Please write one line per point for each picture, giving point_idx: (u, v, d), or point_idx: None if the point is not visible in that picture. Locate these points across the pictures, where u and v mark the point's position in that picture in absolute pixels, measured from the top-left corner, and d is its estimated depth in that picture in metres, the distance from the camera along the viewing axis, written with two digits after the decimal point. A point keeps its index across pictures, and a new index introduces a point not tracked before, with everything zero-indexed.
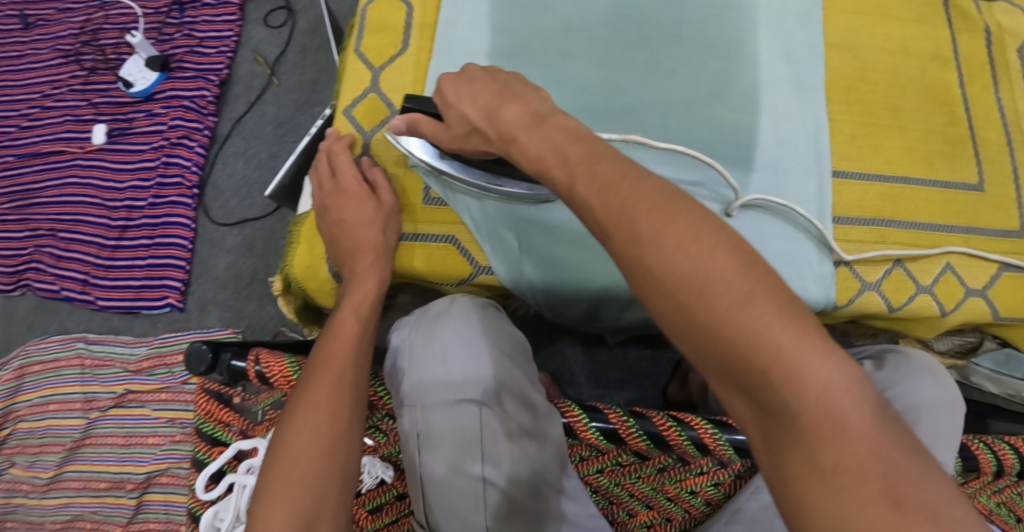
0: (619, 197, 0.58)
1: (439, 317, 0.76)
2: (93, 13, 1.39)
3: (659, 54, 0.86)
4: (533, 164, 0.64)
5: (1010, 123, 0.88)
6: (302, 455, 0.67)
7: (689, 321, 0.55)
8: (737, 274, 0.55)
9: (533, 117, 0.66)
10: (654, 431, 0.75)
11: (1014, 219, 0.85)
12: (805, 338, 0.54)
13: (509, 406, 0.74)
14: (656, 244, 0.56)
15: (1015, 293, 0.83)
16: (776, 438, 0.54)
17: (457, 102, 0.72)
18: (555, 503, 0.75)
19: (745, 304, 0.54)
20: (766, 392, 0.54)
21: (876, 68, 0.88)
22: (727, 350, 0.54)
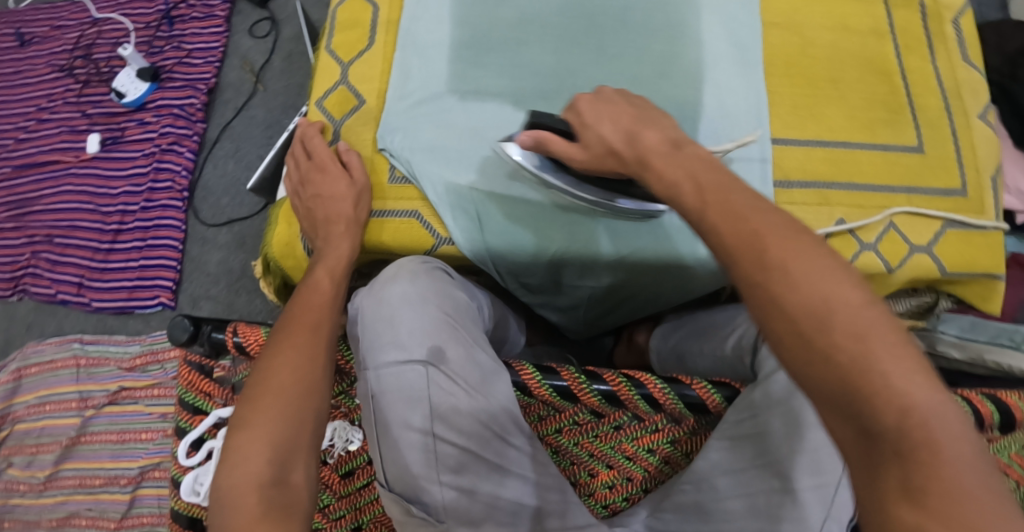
0: (751, 227, 0.57)
1: (388, 283, 0.80)
2: (86, 29, 1.46)
3: (608, 37, 0.91)
4: (668, 192, 0.63)
5: (948, 89, 0.92)
6: (281, 390, 0.70)
7: (802, 342, 0.54)
8: (857, 309, 0.54)
9: (670, 145, 0.66)
10: (607, 389, 0.80)
11: (956, 180, 0.88)
12: (917, 373, 0.52)
13: (460, 367, 0.76)
14: (785, 273, 0.55)
15: (960, 249, 0.86)
16: (873, 458, 0.51)
17: (596, 122, 0.71)
18: (513, 458, 0.76)
19: (862, 336, 0.53)
20: (865, 413, 0.52)
21: (816, 43, 0.92)
22: (836, 372, 0.53)
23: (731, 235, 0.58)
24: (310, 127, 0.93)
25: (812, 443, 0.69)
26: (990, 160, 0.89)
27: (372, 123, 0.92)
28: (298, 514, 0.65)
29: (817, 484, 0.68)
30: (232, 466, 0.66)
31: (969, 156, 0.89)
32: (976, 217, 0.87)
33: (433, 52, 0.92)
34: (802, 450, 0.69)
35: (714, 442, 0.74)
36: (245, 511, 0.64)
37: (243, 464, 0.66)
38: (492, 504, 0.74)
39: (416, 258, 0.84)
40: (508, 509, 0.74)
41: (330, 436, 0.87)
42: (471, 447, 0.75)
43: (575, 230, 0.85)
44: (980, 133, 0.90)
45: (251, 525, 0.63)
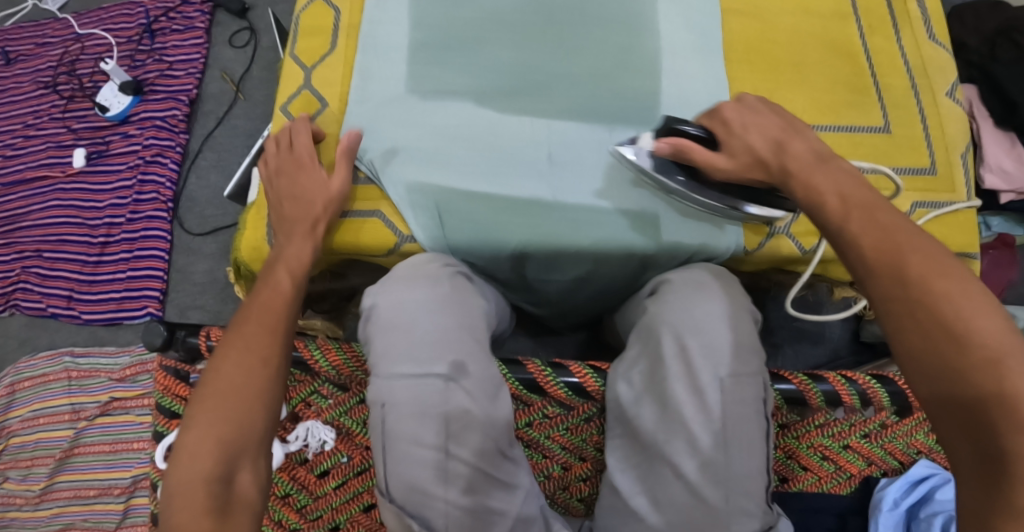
0: (895, 241, 0.60)
1: (406, 288, 0.77)
2: (70, 45, 1.48)
3: (567, 31, 0.91)
4: (811, 200, 0.67)
5: (915, 68, 0.91)
6: (228, 392, 0.69)
7: (939, 362, 0.56)
8: (1000, 335, 0.55)
9: (817, 157, 0.69)
10: (573, 381, 0.81)
11: (925, 158, 0.87)
12: None
13: (478, 384, 0.74)
14: (926, 290, 0.57)
15: (932, 229, 0.84)
16: (987, 476, 0.53)
17: (743, 132, 0.74)
18: (509, 470, 0.75)
19: (1000, 362, 0.54)
20: (993, 436, 0.53)
21: (777, 26, 0.92)
22: (968, 392, 0.54)
23: (885, 244, 0.61)
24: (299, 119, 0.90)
25: (689, 424, 0.71)
26: (959, 137, 0.88)
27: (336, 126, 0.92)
28: (243, 512, 0.65)
29: (700, 462, 0.70)
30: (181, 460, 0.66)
31: (937, 135, 0.88)
32: (948, 196, 0.86)
33: (394, 53, 0.92)
34: (687, 437, 0.71)
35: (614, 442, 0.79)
36: (191, 507, 0.64)
37: (189, 465, 0.66)
38: (488, 515, 0.72)
39: (434, 258, 0.82)
40: (503, 524, 0.73)
41: (304, 437, 0.87)
42: (477, 460, 0.72)
43: (536, 222, 0.84)
44: (949, 111, 0.89)
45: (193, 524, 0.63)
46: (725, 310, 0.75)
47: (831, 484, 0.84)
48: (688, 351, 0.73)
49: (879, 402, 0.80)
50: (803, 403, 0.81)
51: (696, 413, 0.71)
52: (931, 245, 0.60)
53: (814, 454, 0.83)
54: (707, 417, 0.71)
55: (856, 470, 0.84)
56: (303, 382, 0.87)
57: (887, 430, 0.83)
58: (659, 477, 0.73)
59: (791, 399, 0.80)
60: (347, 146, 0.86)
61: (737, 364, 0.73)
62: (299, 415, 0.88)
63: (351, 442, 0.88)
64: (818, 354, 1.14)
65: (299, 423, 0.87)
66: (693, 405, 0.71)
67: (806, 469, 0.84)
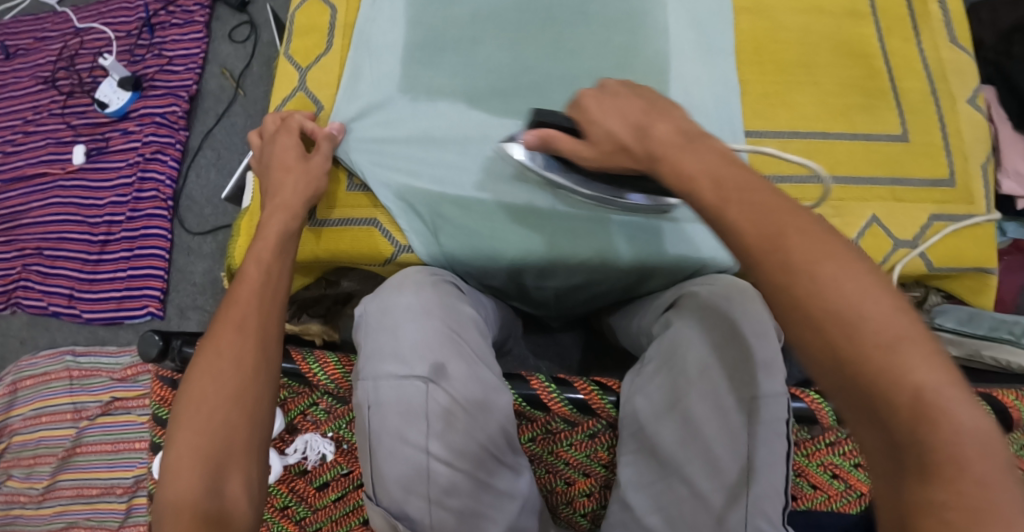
0: (778, 223, 0.53)
1: (394, 291, 0.76)
2: (69, 40, 1.46)
3: (569, 32, 0.88)
4: (682, 187, 0.58)
5: (934, 72, 0.87)
6: (208, 401, 0.62)
7: (831, 351, 0.51)
8: (892, 316, 0.50)
9: (683, 137, 0.60)
10: (578, 397, 0.79)
11: (943, 168, 0.84)
12: (950, 386, 0.49)
13: (463, 385, 0.72)
14: (813, 275, 0.52)
15: (949, 242, 0.82)
16: (893, 468, 0.49)
17: (602, 117, 0.65)
18: (503, 477, 0.74)
19: (891, 345, 0.49)
20: (894, 425, 0.49)
21: (788, 27, 0.88)
22: (863, 383, 0.50)
23: (769, 230, 0.53)
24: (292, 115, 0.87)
25: (711, 442, 0.69)
26: (978, 146, 0.85)
27: None
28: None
29: (718, 480, 0.68)
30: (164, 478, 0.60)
31: (956, 143, 0.85)
32: (966, 208, 0.83)
33: (389, 53, 0.89)
34: (705, 456, 0.69)
35: (629, 457, 0.76)
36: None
37: (174, 483, 0.59)
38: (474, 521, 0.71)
39: (421, 269, 0.80)
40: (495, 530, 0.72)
41: (302, 449, 0.85)
42: (466, 467, 0.71)
43: (531, 234, 0.82)
44: (969, 118, 0.86)
45: None
46: (756, 323, 0.70)
47: (839, 503, 0.81)
48: (710, 372, 0.70)
49: None
50: (815, 422, 0.77)
51: (718, 432, 0.68)
52: (816, 224, 0.54)
53: (823, 472, 0.81)
54: (727, 435, 0.68)
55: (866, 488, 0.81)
56: (302, 394, 0.86)
57: None
58: (674, 494, 0.70)
59: (802, 419, 0.77)
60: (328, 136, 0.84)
61: (768, 382, 0.68)
62: (299, 427, 0.86)
63: (351, 455, 0.85)
64: None
65: (299, 435, 0.86)
66: (714, 422, 0.69)
67: (816, 488, 0.81)
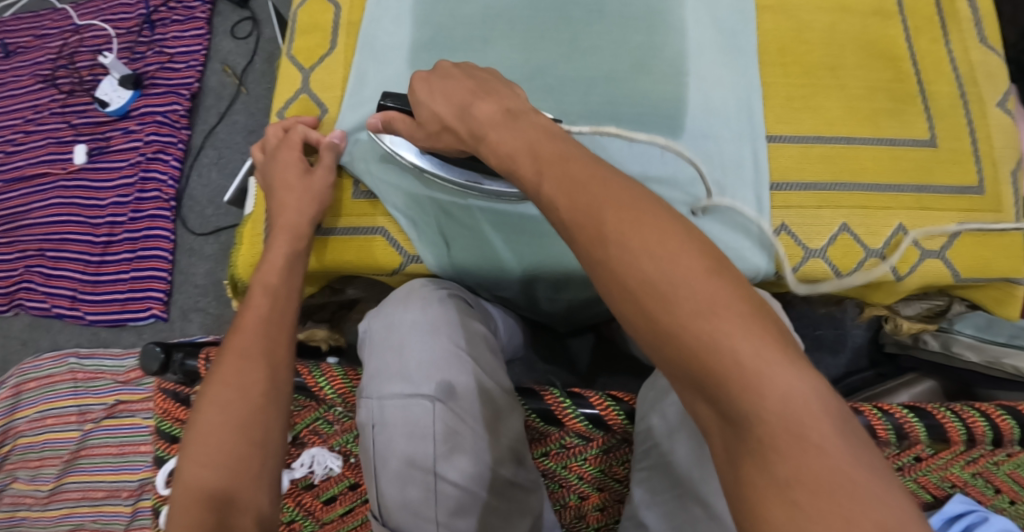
0: (588, 196, 0.55)
1: (399, 306, 0.74)
2: (68, 37, 1.43)
3: (583, 33, 0.85)
4: (503, 165, 0.62)
5: (964, 75, 0.84)
6: (215, 431, 0.61)
7: (653, 325, 0.52)
8: (702, 280, 0.51)
9: (505, 115, 0.64)
10: (593, 413, 0.76)
11: (972, 175, 0.80)
12: (769, 349, 0.49)
13: (471, 404, 0.70)
14: (622, 246, 0.53)
15: (976, 252, 0.79)
16: (735, 447, 0.49)
17: (428, 98, 0.69)
18: (519, 500, 0.71)
19: (708, 313, 0.50)
20: (727, 398, 0.49)
21: (812, 27, 0.85)
22: (689, 357, 0.51)
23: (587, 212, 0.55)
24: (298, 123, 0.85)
25: None
26: (1009, 151, 0.82)
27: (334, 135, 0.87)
28: None
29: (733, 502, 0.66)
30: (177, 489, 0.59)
31: (986, 149, 0.81)
32: (993, 216, 0.80)
33: (394, 56, 0.87)
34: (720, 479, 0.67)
35: (638, 474, 0.75)
36: None
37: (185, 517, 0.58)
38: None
39: (428, 282, 0.78)
40: None
41: (309, 463, 0.83)
42: (475, 487, 0.68)
43: (544, 245, 0.80)
44: (1000, 122, 0.82)
45: None
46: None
47: None
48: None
49: (916, 436, 0.74)
50: None
51: None
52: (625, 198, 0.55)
53: None
54: None
55: None
56: (309, 407, 0.84)
57: (922, 463, 0.77)
58: (690, 516, 0.69)
59: None
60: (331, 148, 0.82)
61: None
62: (304, 441, 0.84)
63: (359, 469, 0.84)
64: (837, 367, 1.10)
65: (305, 449, 0.84)
66: None
67: None
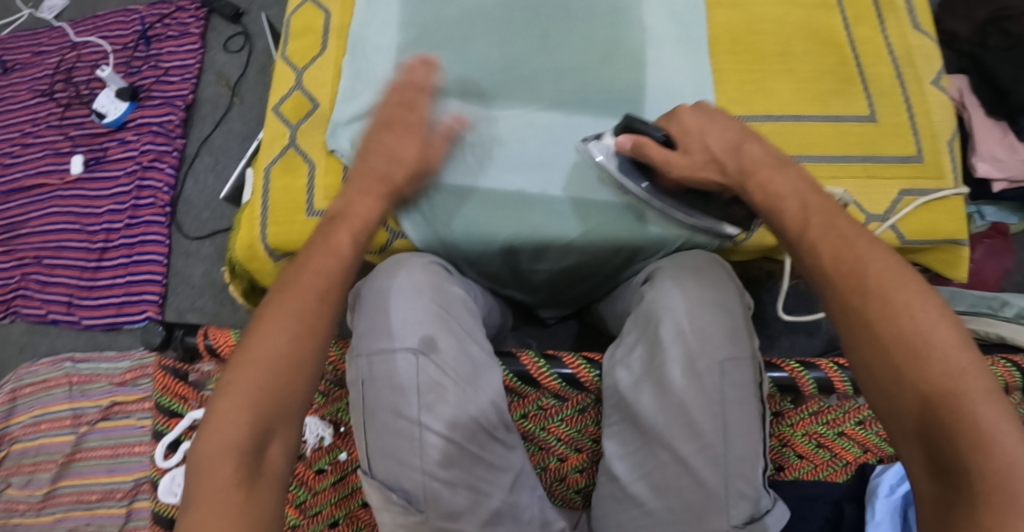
0: (853, 253, 0.61)
1: (381, 272, 0.79)
2: (66, 53, 1.50)
3: (553, 27, 0.92)
4: (770, 203, 0.67)
5: (900, 58, 0.91)
6: (265, 357, 0.64)
7: (893, 372, 0.57)
8: (955, 350, 0.56)
9: (775, 159, 0.69)
10: (567, 372, 0.81)
11: (912, 146, 0.87)
12: (1004, 419, 0.54)
13: (452, 362, 0.75)
14: (885, 302, 0.58)
15: (920, 215, 0.85)
16: (944, 493, 0.54)
17: (699, 131, 0.74)
18: (499, 451, 0.75)
19: (956, 376, 0.55)
20: (949, 450, 0.54)
21: (762, 19, 0.93)
22: (925, 409, 0.55)
23: (842, 250, 0.62)
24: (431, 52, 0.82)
25: (692, 411, 0.72)
26: (946, 125, 0.89)
27: (325, 124, 0.93)
28: (265, 484, 0.62)
29: (699, 445, 0.71)
30: (206, 438, 0.62)
31: (924, 122, 0.88)
32: (935, 183, 0.86)
33: (383, 53, 0.94)
34: (685, 425, 0.72)
35: (611, 430, 0.79)
36: (213, 475, 0.61)
37: (220, 428, 0.62)
38: (475, 497, 0.73)
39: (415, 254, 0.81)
40: (490, 504, 0.73)
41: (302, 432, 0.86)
42: (457, 438, 0.73)
43: (522, 216, 0.85)
44: (936, 99, 0.90)
45: (218, 491, 0.60)
46: (721, 297, 0.76)
47: (826, 472, 0.85)
48: (684, 337, 0.74)
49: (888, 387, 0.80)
50: (798, 392, 0.81)
51: (695, 398, 0.72)
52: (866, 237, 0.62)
53: (809, 441, 0.84)
54: (705, 399, 0.72)
55: (851, 457, 0.85)
56: None
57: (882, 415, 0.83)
58: (657, 461, 0.74)
59: (786, 388, 0.81)
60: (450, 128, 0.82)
61: (734, 349, 0.74)
62: None
63: (349, 438, 0.88)
64: (814, 346, 1.14)
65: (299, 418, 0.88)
66: (690, 389, 0.73)
67: (802, 457, 0.85)
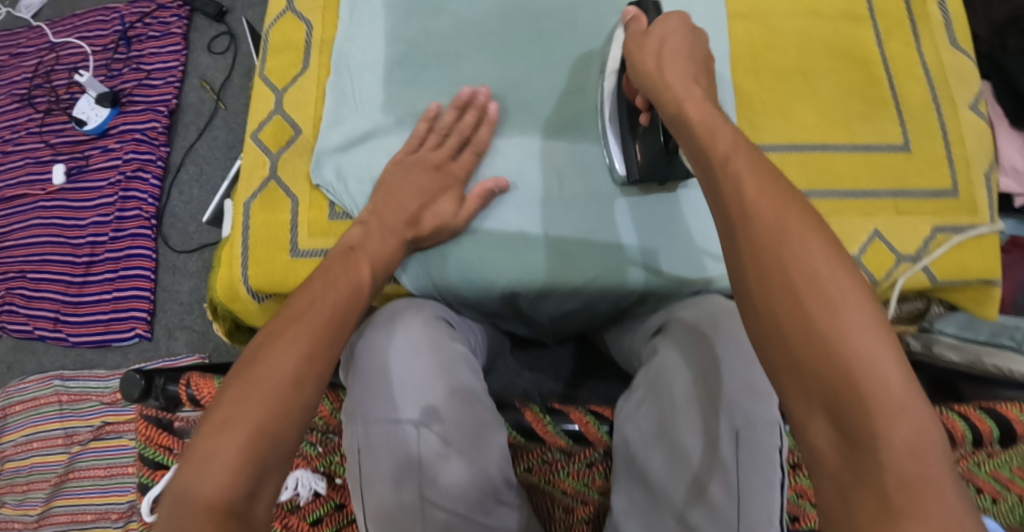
0: (777, 182, 0.55)
1: (379, 327, 0.70)
2: (45, 55, 1.42)
3: (554, 44, 0.86)
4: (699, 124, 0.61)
5: (934, 77, 0.85)
6: (269, 380, 0.58)
7: (806, 331, 0.50)
8: (852, 294, 0.50)
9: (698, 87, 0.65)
10: (573, 428, 0.77)
11: (946, 179, 0.81)
12: (914, 396, 0.48)
13: (460, 428, 0.67)
14: (798, 245, 0.52)
15: (953, 256, 0.79)
16: (849, 470, 0.48)
17: (663, 29, 0.71)
18: (501, 517, 0.68)
19: (862, 330, 0.49)
20: (857, 424, 0.48)
21: (782, 31, 0.85)
22: (833, 373, 0.49)
23: (771, 216, 0.53)
24: (483, 97, 0.82)
25: (711, 478, 0.65)
26: (982, 153, 0.82)
27: (309, 153, 0.86)
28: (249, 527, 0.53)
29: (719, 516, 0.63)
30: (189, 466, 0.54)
31: (959, 151, 0.82)
32: (968, 219, 0.80)
33: (369, 73, 0.87)
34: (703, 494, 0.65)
35: (620, 484, 0.74)
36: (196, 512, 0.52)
37: (210, 458, 0.54)
38: None
39: (413, 305, 0.75)
40: None
41: (294, 485, 0.81)
42: (462, 510, 0.65)
43: (523, 260, 0.79)
44: (971, 123, 0.83)
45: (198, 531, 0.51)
46: (739, 350, 0.67)
47: None
48: (699, 399, 0.68)
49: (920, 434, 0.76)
50: None
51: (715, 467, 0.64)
52: (815, 221, 0.53)
53: None
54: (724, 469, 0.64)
55: None
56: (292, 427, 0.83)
57: None
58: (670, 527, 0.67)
59: None
60: (483, 188, 0.79)
61: (755, 410, 0.64)
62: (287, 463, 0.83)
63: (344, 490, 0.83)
64: None
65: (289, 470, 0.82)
66: (708, 455, 0.65)
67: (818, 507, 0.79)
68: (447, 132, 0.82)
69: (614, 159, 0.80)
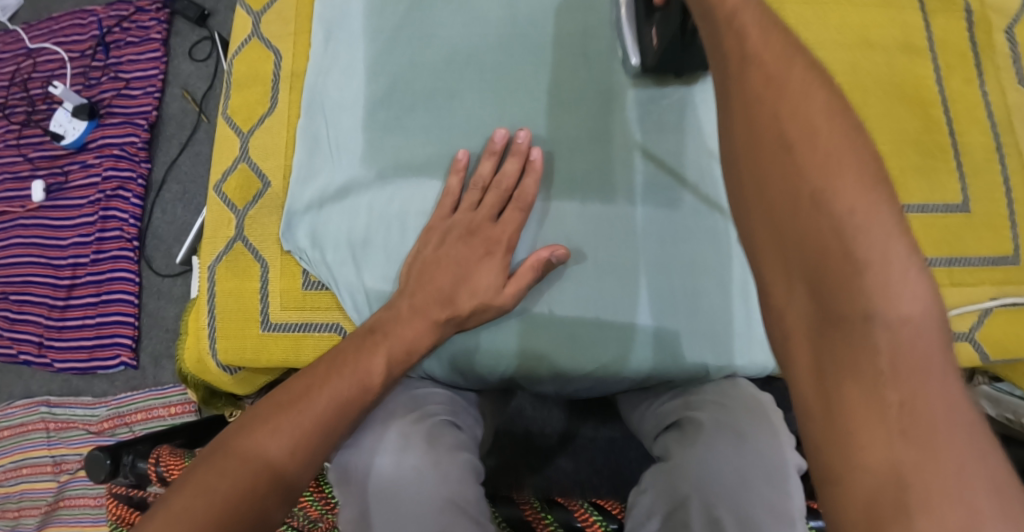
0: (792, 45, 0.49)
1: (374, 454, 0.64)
2: (22, 61, 1.34)
3: (559, 76, 0.77)
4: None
5: (999, 122, 0.78)
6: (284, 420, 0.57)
7: (795, 198, 0.46)
8: (846, 146, 0.46)
9: None
10: (571, 522, 0.69)
11: (1008, 244, 0.75)
12: (914, 271, 0.43)
13: None
14: (796, 107, 0.47)
15: (1007, 330, 0.74)
16: (833, 359, 0.43)
17: None
18: None
19: (864, 202, 0.45)
20: (846, 303, 0.43)
21: (833, 67, 0.77)
22: (822, 244, 0.45)
23: (774, 67, 0.48)
24: (523, 141, 0.72)
25: None
26: None
27: (279, 211, 0.78)
28: None
29: None
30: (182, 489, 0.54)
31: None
32: None
33: (346, 113, 0.77)
34: None
35: None
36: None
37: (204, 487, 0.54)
38: None
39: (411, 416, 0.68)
40: None
41: None
42: None
43: (530, 341, 0.71)
44: None
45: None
46: (764, 470, 0.60)
47: None
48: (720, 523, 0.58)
49: None
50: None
51: None
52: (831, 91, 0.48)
53: None
54: None
55: None
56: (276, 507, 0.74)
57: None
58: None
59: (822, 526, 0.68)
60: (539, 258, 0.69)
61: None
62: None
63: None
64: None
65: None
66: None
67: None
68: (486, 187, 0.73)
69: (629, 48, 0.74)
